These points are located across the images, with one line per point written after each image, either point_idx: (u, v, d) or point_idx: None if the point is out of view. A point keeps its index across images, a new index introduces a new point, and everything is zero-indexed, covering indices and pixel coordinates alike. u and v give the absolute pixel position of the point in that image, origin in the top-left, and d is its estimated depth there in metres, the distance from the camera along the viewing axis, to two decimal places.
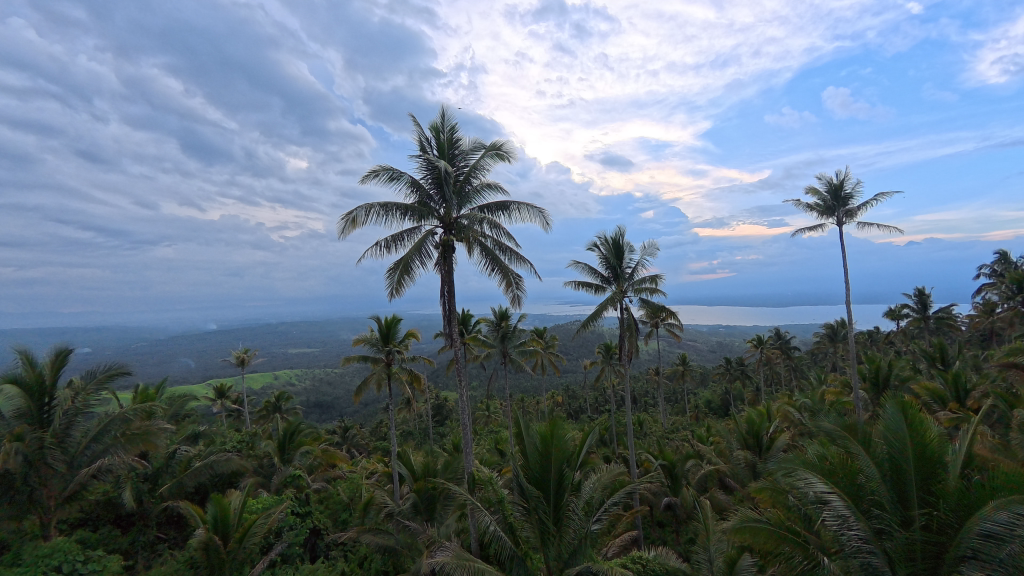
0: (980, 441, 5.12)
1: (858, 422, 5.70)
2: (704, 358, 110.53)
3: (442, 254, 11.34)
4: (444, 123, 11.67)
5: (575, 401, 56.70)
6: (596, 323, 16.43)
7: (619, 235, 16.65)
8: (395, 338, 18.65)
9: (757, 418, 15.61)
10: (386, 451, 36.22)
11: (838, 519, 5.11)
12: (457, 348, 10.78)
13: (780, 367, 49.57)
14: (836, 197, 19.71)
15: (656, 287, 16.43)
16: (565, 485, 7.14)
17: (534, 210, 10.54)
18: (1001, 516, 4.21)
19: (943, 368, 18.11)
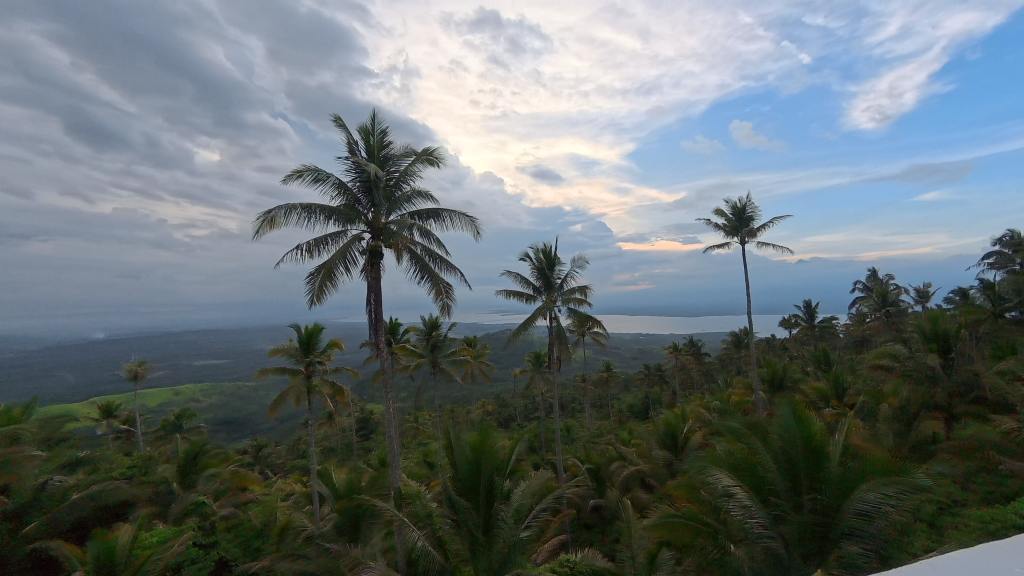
0: (856, 432, 5.88)
1: (758, 420, 6.21)
2: (628, 365, 117.02)
3: (368, 259, 10.86)
4: (374, 125, 11.27)
5: (505, 409, 57.12)
6: (527, 332, 16.62)
7: (550, 245, 17.15)
8: (317, 348, 17.45)
9: (674, 418, 16.68)
10: (306, 469, 33.74)
11: (742, 510, 5.52)
12: (384, 356, 10.31)
13: (694, 372, 53.61)
14: (740, 218, 21.92)
15: (585, 298, 17.02)
16: (495, 493, 7.08)
17: (468, 220, 10.44)
18: (871, 497, 4.91)
19: (826, 368, 20.72)
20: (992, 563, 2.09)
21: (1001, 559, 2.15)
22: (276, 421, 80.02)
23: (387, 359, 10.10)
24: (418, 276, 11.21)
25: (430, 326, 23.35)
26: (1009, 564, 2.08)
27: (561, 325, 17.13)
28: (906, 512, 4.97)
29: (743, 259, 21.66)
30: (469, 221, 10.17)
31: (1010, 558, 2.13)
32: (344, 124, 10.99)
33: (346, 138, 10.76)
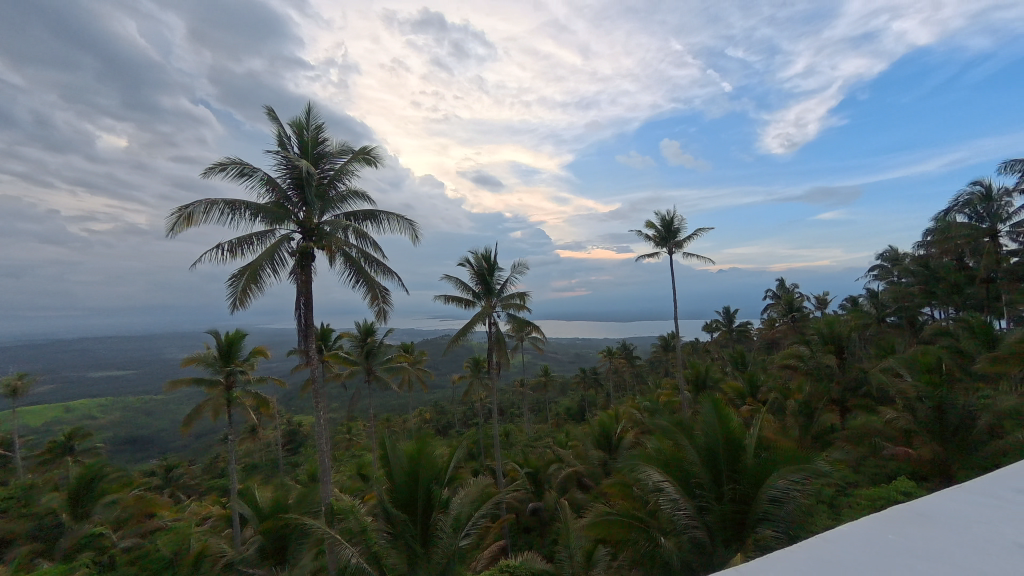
0: (767, 425, 6.48)
1: (684, 418, 6.66)
2: (565, 368, 119.69)
3: (298, 261, 10.21)
4: (309, 121, 10.70)
5: (443, 417, 56.20)
6: (465, 338, 16.46)
7: (490, 250, 17.17)
8: (238, 357, 16.01)
9: (607, 419, 17.30)
10: (224, 489, 30.93)
11: (670, 503, 5.87)
12: (314, 364, 9.75)
13: (626, 375, 56.23)
14: (667, 230, 23.41)
15: (523, 304, 17.21)
16: (433, 502, 6.95)
17: (407, 222, 10.16)
18: (782, 484, 5.48)
19: (743, 368, 22.58)
20: (883, 536, 2.33)
21: (889, 530, 2.41)
22: (190, 436, 72.87)
23: (317, 368, 9.55)
24: (354, 279, 10.71)
25: (364, 332, 22.56)
26: (897, 537, 2.33)
27: (499, 330, 17.18)
28: (809, 494, 5.61)
29: (671, 269, 23.16)
30: (407, 223, 9.88)
31: (897, 530, 2.39)
32: (275, 117, 10.37)
33: (278, 132, 10.11)
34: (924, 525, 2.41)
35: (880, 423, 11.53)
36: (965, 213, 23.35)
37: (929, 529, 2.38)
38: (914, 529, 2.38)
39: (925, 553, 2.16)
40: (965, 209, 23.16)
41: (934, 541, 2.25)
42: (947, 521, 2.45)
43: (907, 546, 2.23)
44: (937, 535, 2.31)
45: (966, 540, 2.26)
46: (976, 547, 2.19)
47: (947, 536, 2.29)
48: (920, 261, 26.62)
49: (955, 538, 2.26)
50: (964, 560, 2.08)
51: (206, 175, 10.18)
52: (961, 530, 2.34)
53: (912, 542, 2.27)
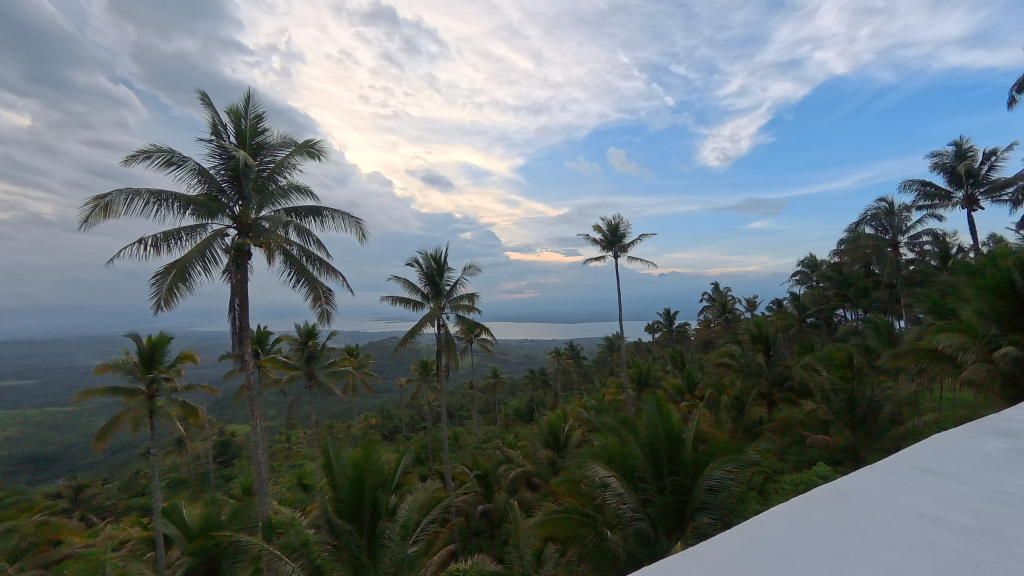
0: (704, 419, 6.90)
1: (627, 415, 6.93)
2: (514, 369, 120.32)
3: (232, 259, 9.56)
4: (247, 109, 10.08)
5: (389, 422, 54.90)
6: (414, 339, 16.06)
7: (440, 252, 16.99)
8: (163, 362, 14.79)
9: (556, 419, 17.51)
10: (145, 508, 28.31)
11: (616, 497, 6.09)
12: (247, 370, 9.19)
13: (574, 375, 57.73)
14: (613, 234, 24.27)
15: (472, 304, 17.07)
16: (380, 510, 6.76)
17: (352, 221, 9.80)
18: (718, 474, 5.90)
19: (682, 367, 23.82)
20: (806, 514, 2.29)
21: (811, 508, 2.38)
22: (105, 450, 66.15)
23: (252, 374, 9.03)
24: (294, 280, 10.16)
25: (305, 335, 22.06)
26: (819, 513, 2.30)
27: (448, 332, 16.94)
28: (742, 481, 6.08)
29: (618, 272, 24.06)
30: (353, 222, 9.56)
31: (819, 507, 2.36)
32: (210, 103, 9.72)
33: (211, 119, 9.42)
34: (844, 501, 2.41)
35: (802, 415, 12.67)
36: (871, 226, 26.37)
37: (849, 504, 2.38)
38: (833, 504, 2.38)
39: (846, 529, 2.12)
40: (872, 222, 26.22)
41: (855, 516, 2.23)
42: (861, 497, 2.46)
43: (832, 522, 2.19)
44: (855, 509, 2.30)
45: (882, 512, 2.26)
46: (890, 519, 2.19)
47: (864, 511, 2.28)
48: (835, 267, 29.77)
49: (872, 513, 2.26)
50: (883, 533, 2.06)
51: (128, 162, 9.38)
52: (878, 504, 2.35)
53: (837, 518, 2.23)
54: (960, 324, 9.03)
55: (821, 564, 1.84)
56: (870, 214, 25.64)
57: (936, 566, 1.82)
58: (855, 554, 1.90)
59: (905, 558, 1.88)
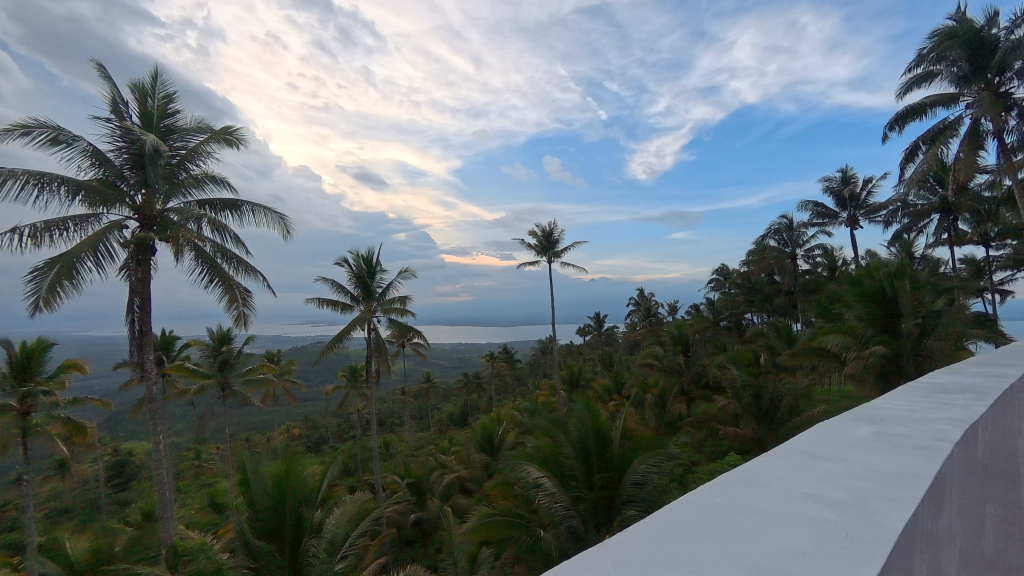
0: (630, 416, 7.29)
1: (559, 416, 7.12)
2: (448, 372, 118.57)
3: (132, 255, 8.91)
4: (155, 88, 9.46)
5: (314, 432, 52.13)
6: (342, 344, 15.82)
7: (371, 253, 16.82)
8: (41, 373, 12.84)
9: (489, 422, 17.15)
10: (19, 543, 24.47)
11: (548, 497, 6.23)
12: (148, 378, 8.65)
13: (508, 377, 58.47)
14: (548, 240, 24.89)
15: (404, 308, 16.71)
16: (303, 528, 6.37)
17: (274, 217, 9.27)
18: (642, 469, 6.34)
19: (609, 367, 24.77)
20: (713, 502, 1.86)
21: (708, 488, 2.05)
22: None
23: (155, 384, 8.51)
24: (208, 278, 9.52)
25: (219, 340, 21.67)
26: (725, 499, 1.89)
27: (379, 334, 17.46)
28: (664, 474, 6.54)
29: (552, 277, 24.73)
30: (275, 218, 8.94)
31: (725, 492, 1.94)
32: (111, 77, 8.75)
33: (111, 94, 8.58)
34: (745, 484, 2.08)
35: (716, 410, 13.86)
36: (775, 238, 29.16)
37: (750, 488, 2.04)
38: (736, 488, 2.01)
39: (743, 507, 1.82)
40: (776, 236, 29.08)
41: (752, 493, 1.95)
42: (758, 477, 2.19)
43: (737, 507, 1.81)
44: (755, 490, 1.97)
45: (775, 490, 2.00)
46: (782, 497, 1.92)
47: (761, 490, 1.98)
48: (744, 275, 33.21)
49: (764, 491, 1.98)
50: (778, 512, 1.77)
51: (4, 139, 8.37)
52: (772, 484, 2.08)
53: (743, 504, 1.85)
54: (846, 326, 10.37)
55: (731, 555, 1.44)
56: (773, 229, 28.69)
57: (830, 542, 1.57)
58: (754, 537, 1.57)
59: (796, 534, 1.61)
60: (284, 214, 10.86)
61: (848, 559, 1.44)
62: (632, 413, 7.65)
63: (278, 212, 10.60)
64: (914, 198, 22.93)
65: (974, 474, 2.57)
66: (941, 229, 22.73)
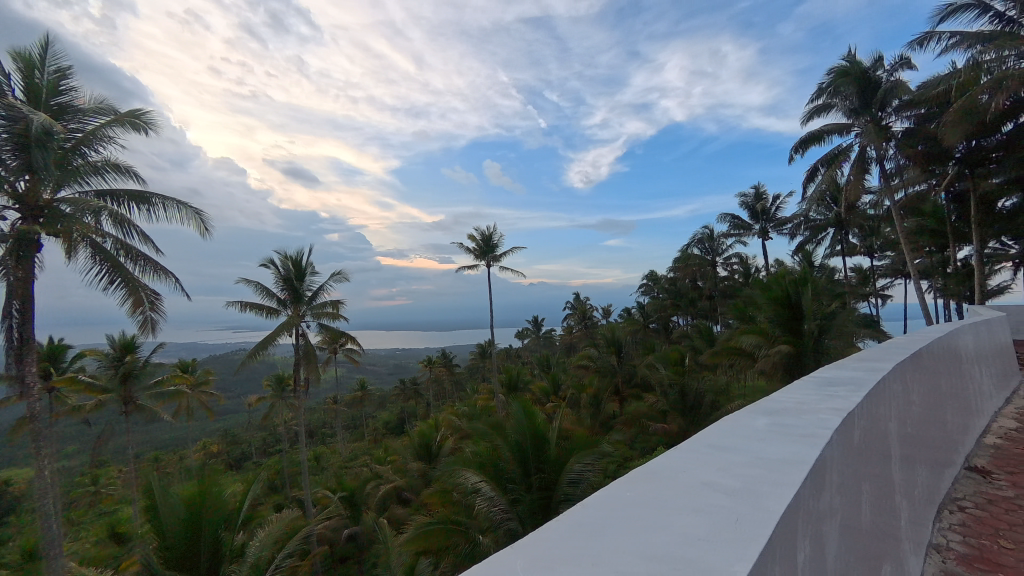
0: (566, 416, 7.48)
1: (496, 419, 7.15)
2: (383, 377, 114.98)
3: (13, 252, 7.77)
4: (46, 62, 8.41)
5: (235, 447, 48.68)
6: (266, 351, 17.70)
7: (299, 259, 18.80)
8: None
9: (427, 429, 16.68)
10: None
11: (487, 502, 6.22)
12: (29, 395, 7.70)
13: (446, 382, 58.12)
14: (487, 244, 25.01)
15: (335, 312, 19.09)
16: (223, 553, 6.22)
17: (189, 212, 8.41)
18: (578, 467, 6.57)
19: (546, 369, 25.12)
20: (618, 495, 1.71)
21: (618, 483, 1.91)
22: None
23: (39, 403, 7.63)
24: (107, 278, 8.67)
25: (121, 349, 19.04)
26: (632, 491, 1.76)
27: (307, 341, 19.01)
28: (598, 471, 6.80)
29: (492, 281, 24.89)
30: (192, 213, 8.09)
31: (634, 485, 1.81)
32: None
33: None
34: (650, 476, 1.93)
35: (646, 408, 14.71)
36: (699, 247, 31.67)
37: (657, 479, 1.92)
38: (641, 482, 1.87)
39: (647, 499, 1.69)
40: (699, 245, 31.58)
41: (656, 483, 1.83)
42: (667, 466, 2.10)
43: (643, 500, 1.68)
44: (660, 483, 1.84)
45: (677, 481, 1.89)
46: (684, 486, 1.82)
47: (666, 481, 1.87)
48: (671, 281, 35.69)
49: (668, 482, 1.86)
50: (675, 502, 1.66)
51: None
52: (676, 474, 1.97)
53: (650, 495, 1.71)
54: (758, 327, 11.41)
55: (634, 546, 1.32)
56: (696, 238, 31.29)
57: (723, 527, 1.47)
58: (655, 527, 1.45)
59: (695, 520, 1.51)
60: (201, 209, 9.98)
61: (742, 543, 1.36)
62: (568, 414, 7.82)
63: (194, 208, 9.72)
64: (814, 214, 26.08)
65: (854, 456, 2.67)
66: (835, 242, 26.15)
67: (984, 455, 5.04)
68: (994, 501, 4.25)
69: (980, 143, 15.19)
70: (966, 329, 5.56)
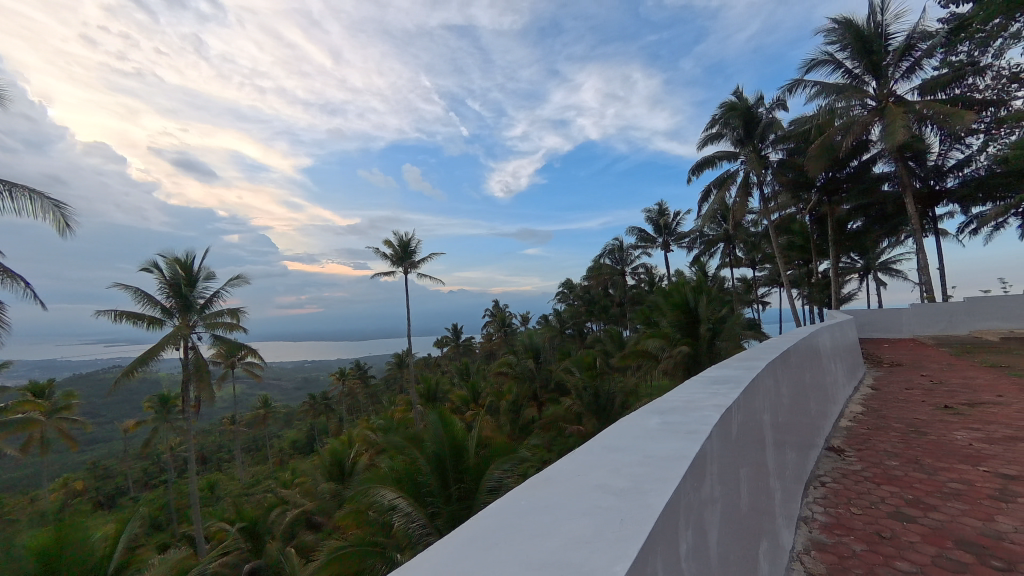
0: (484, 424, 7.49)
1: (414, 432, 6.95)
2: (286, 391, 106.78)
3: None
4: None
5: (107, 483, 42.58)
6: (148, 366, 15.68)
7: (190, 262, 17.13)
8: None
9: (339, 446, 16.18)
10: None
11: (406, 518, 5.98)
12: None
13: (360, 395, 55.72)
14: (404, 251, 24.32)
15: (234, 322, 17.43)
16: None
17: (51, 202, 6.87)
18: (496, 474, 6.58)
19: (466, 377, 24.71)
20: (509, 504, 1.61)
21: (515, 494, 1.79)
22: None
23: None
24: None
25: None
26: (525, 499, 1.67)
27: (198, 354, 17.21)
28: (517, 477, 6.88)
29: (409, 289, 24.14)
30: (53, 205, 6.77)
31: (529, 493, 1.72)
32: None
33: None
34: (544, 481, 1.86)
35: (563, 412, 15.40)
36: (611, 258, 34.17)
37: (552, 483, 1.85)
38: (533, 489, 1.78)
39: (539, 506, 1.60)
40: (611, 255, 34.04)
41: (550, 490, 1.75)
42: (564, 470, 2.04)
43: (537, 507, 1.59)
44: (551, 489, 1.76)
45: (572, 484, 1.82)
46: (576, 490, 1.75)
47: (557, 486, 1.79)
48: (584, 289, 37.99)
49: (561, 486, 1.78)
50: (566, 506, 1.59)
51: None
52: (570, 477, 1.91)
53: (542, 503, 1.63)
54: (661, 331, 12.33)
55: (519, 556, 1.24)
56: (607, 249, 33.51)
57: (610, 527, 1.41)
58: (541, 534, 1.37)
59: (581, 523, 1.45)
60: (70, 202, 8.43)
61: (626, 540, 1.32)
62: (487, 422, 7.79)
63: (59, 199, 8.19)
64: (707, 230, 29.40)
65: (730, 444, 2.86)
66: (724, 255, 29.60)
67: (840, 436, 6.02)
68: (847, 474, 5.09)
69: (836, 174, 18.47)
70: (824, 330, 6.58)
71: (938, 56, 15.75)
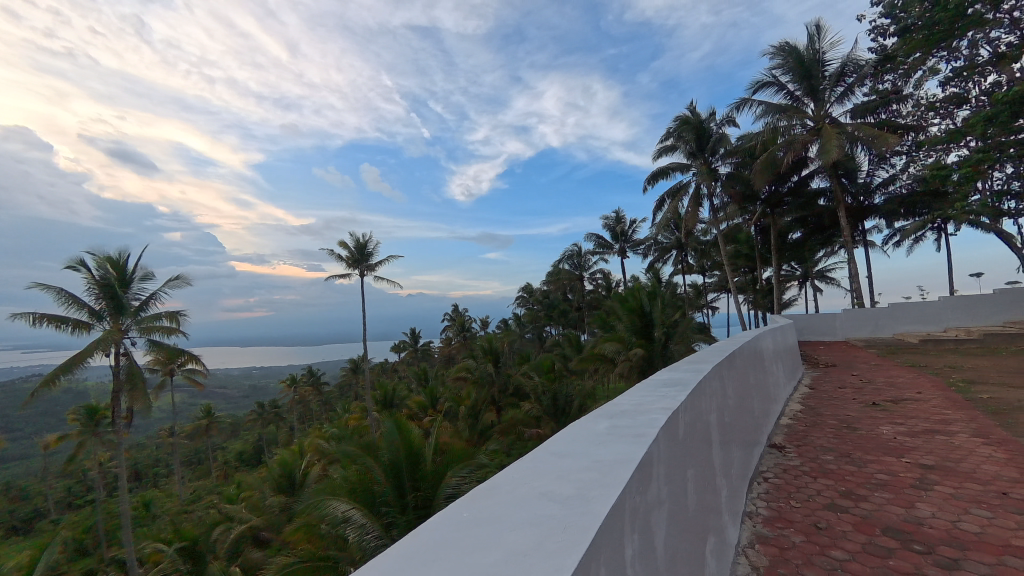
0: (442, 430, 7.39)
1: (369, 440, 6.75)
2: (230, 399, 101.00)
3: None
4: None
5: (22, 505, 38.75)
6: (74, 374, 14.32)
7: (122, 260, 15.77)
8: None
9: (289, 457, 15.42)
10: None
11: (359, 530, 5.73)
12: None
13: (312, 403, 53.66)
14: (360, 252, 23.60)
15: (170, 327, 16.20)
16: None
17: None
18: (453, 480, 6.50)
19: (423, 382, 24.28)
20: (448, 517, 1.52)
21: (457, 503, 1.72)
22: None
23: None
24: None
25: None
26: (468, 510, 1.60)
27: (131, 361, 15.92)
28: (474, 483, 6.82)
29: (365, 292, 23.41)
30: None
31: (471, 503, 1.64)
32: None
33: None
34: (488, 490, 1.79)
35: (523, 415, 15.47)
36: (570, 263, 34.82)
37: (496, 493, 1.79)
38: (477, 499, 1.71)
39: (481, 517, 1.53)
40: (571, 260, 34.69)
41: (493, 500, 1.69)
42: (507, 478, 1.98)
43: (479, 518, 1.52)
44: (496, 499, 1.70)
45: (514, 493, 1.76)
46: (520, 499, 1.69)
47: (502, 495, 1.74)
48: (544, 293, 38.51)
49: (505, 495, 1.72)
50: (508, 517, 1.52)
51: None
52: (513, 486, 1.85)
53: (484, 513, 1.56)
54: (617, 335, 12.44)
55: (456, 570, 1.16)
56: (566, 254, 34.18)
57: (550, 538, 1.36)
58: (479, 547, 1.30)
59: (523, 533, 1.39)
60: None
61: (566, 551, 1.27)
62: (445, 429, 7.67)
63: None
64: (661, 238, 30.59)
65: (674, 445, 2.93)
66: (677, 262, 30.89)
67: (782, 433, 6.44)
68: (787, 470, 5.43)
69: (778, 188, 19.68)
70: (766, 333, 7.02)
71: (865, 84, 17.27)
